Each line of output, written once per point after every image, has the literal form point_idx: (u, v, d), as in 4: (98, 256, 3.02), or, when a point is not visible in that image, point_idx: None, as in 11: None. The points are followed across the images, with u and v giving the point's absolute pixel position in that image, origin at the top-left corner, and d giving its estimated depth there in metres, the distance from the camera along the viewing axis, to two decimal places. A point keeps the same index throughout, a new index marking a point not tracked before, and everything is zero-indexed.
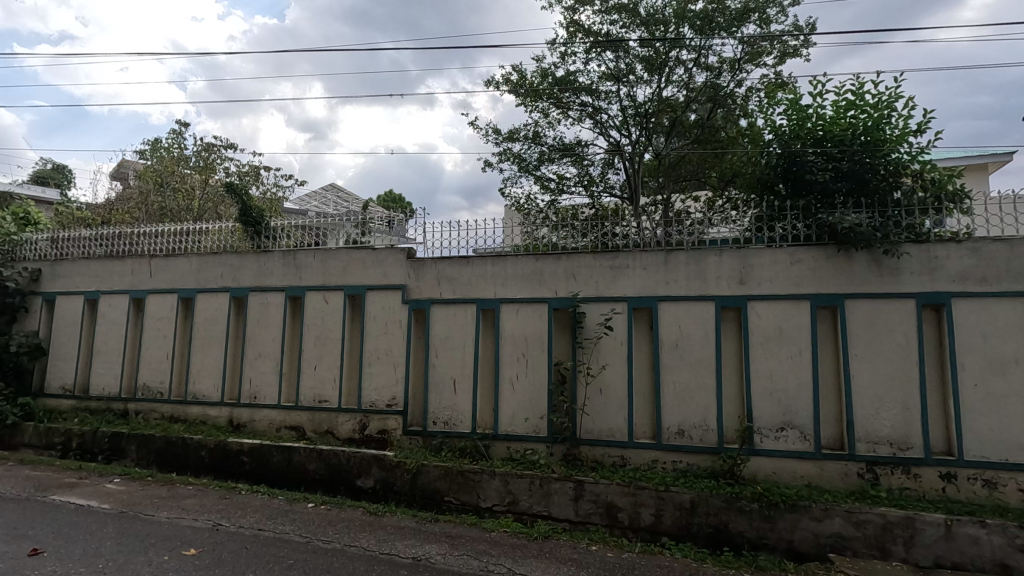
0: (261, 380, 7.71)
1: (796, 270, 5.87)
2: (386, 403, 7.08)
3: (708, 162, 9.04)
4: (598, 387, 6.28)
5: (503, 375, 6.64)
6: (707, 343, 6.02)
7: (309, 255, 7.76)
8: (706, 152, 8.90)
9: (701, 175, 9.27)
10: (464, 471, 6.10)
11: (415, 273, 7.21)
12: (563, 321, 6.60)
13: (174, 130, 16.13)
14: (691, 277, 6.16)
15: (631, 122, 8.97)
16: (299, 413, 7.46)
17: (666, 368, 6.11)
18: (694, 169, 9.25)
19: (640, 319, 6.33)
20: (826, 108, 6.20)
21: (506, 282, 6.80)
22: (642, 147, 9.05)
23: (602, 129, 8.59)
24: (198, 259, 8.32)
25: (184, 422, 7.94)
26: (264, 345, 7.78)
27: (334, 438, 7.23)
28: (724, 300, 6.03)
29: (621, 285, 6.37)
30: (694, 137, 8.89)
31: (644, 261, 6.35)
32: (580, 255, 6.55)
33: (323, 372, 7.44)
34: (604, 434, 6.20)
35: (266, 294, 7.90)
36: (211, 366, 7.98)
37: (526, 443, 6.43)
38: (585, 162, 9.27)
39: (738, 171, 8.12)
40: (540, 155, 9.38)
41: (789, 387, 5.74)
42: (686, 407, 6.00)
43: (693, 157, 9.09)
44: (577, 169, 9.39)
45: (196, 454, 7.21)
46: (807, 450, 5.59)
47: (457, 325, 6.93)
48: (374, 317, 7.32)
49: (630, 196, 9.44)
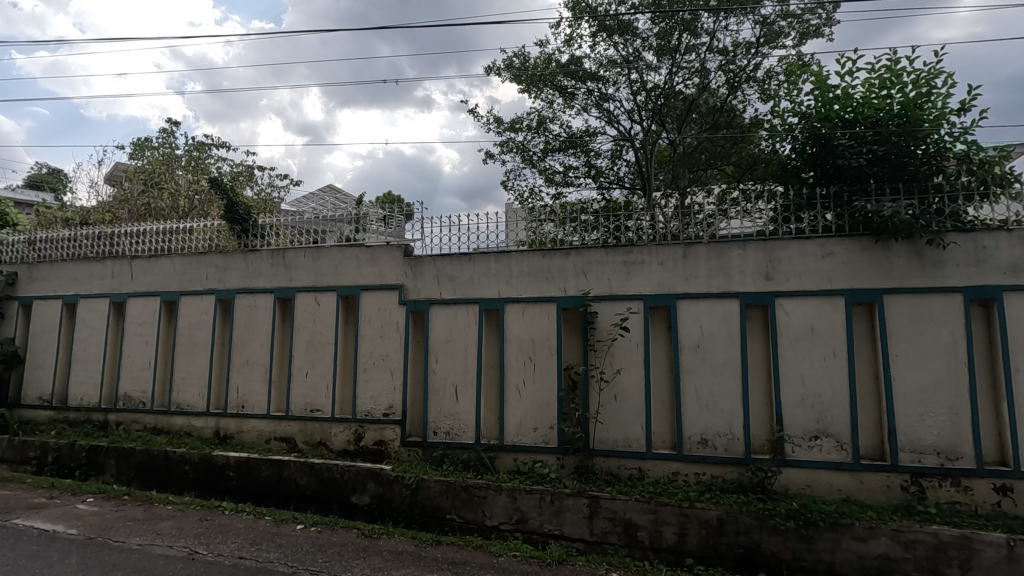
0: (249, 388, 7.20)
1: (828, 264, 5.38)
2: (383, 412, 6.58)
3: (727, 152, 8.62)
4: (613, 393, 5.78)
5: (509, 381, 6.14)
6: (731, 344, 5.53)
7: (299, 254, 7.26)
8: (726, 144, 8.49)
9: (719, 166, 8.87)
10: (467, 486, 5.62)
11: (412, 272, 6.71)
12: (573, 321, 6.11)
13: (164, 129, 15.66)
14: (713, 272, 5.67)
15: (643, 110, 8.49)
16: (290, 424, 6.95)
17: (687, 372, 5.62)
18: (711, 159, 8.83)
19: (657, 319, 5.85)
20: (857, 87, 5.72)
21: (511, 281, 6.30)
22: (656, 137, 8.59)
23: (610, 118, 8.11)
24: (182, 259, 7.82)
25: (167, 433, 7.43)
26: (252, 351, 7.27)
27: (327, 450, 6.74)
28: (750, 297, 5.54)
29: (636, 282, 5.88)
30: (710, 125, 8.41)
31: (661, 256, 5.85)
32: (591, 250, 6.06)
33: (315, 379, 6.93)
34: (620, 444, 5.70)
35: (254, 297, 7.39)
36: (196, 373, 7.47)
37: (534, 454, 5.93)
38: (591, 153, 8.80)
39: (762, 162, 7.76)
40: (544, 146, 8.89)
41: (823, 392, 5.24)
42: (710, 415, 5.50)
43: (712, 149, 8.69)
44: (583, 160, 8.91)
45: (179, 469, 6.73)
46: (844, 461, 5.10)
47: (458, 328, 6.43)
48: (369, 319, 6.82)
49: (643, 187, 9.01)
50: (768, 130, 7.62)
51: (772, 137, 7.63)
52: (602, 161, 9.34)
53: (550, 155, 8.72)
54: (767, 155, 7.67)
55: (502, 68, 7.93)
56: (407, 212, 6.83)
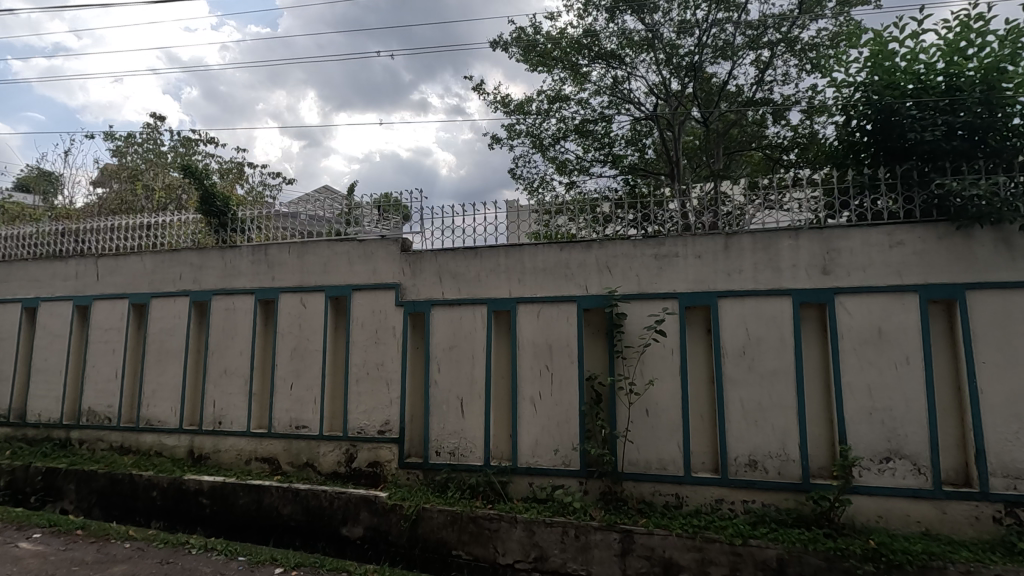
0: (226, 401, 6.38)
1: (898, 255, 4.60)
2: (378, 429, 5.77)
3: (759, 135, 8.21)
4: (644, 407, 4.99)
5: (522, 393, 5.34)
6: (783, 349, 4.74)
7: (283, 250, 6.45)
8: (759, 126, 8.06)
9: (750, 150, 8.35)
10: (476, 518, 4.83)
11: (410, 269, 5.92)
12: (597, 324, 5.33)
13: (149, 125, 14.87)
14: (760, 266, 4.90)
15: (666, 90, 7.85)
16: (272, 442, 6.14)
17: (731, 383, 4.83)
18: (742, 143, 8.38)
19: (694, 321, 5.07)
20: (926, 53, 4.97)
21: (524, 278, 5.51)
22: (683, 118, 7.98)
23: (629, 102, 7.44)
24: (153, 257, 7.01)
25: (135, 453, 6.61)
26: (231, 359, 6.45)
27: (315, 473, 5.93)
28: (804, 294, 4.75)
29: (670, 279, 5.10)
30: (740, 105, 7.89)
31: (698, 248, 5.07)
32: (616, 242, 5.28)
33: (301, 392, 6.12)
34: (653, 466, 4.91)
35: (233, 298, 6.58)
36: (167, 385, 6.65)
37: (554, 478, 5.13)
38: (605, 141, 8.19)
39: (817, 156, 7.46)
40: (554, 132, 8.12)
41: (894, 406, 4.45)
42: (759, 432, 4.71)
43: (743, 132, 8.34)
44: (597, 149, 8.27)
45: (147, 495, 5.94)
46: (922, 487, 4.31)
47: (463, 333, 5.63)
48: (361, 324, 6.02)
49: (672, 175, 8.46)
50: (823, 119, 7.26)
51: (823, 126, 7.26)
52: (620, 146, 8.72)
53: (560, 140, 7.95)
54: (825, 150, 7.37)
55: (510, 42, 7.17)
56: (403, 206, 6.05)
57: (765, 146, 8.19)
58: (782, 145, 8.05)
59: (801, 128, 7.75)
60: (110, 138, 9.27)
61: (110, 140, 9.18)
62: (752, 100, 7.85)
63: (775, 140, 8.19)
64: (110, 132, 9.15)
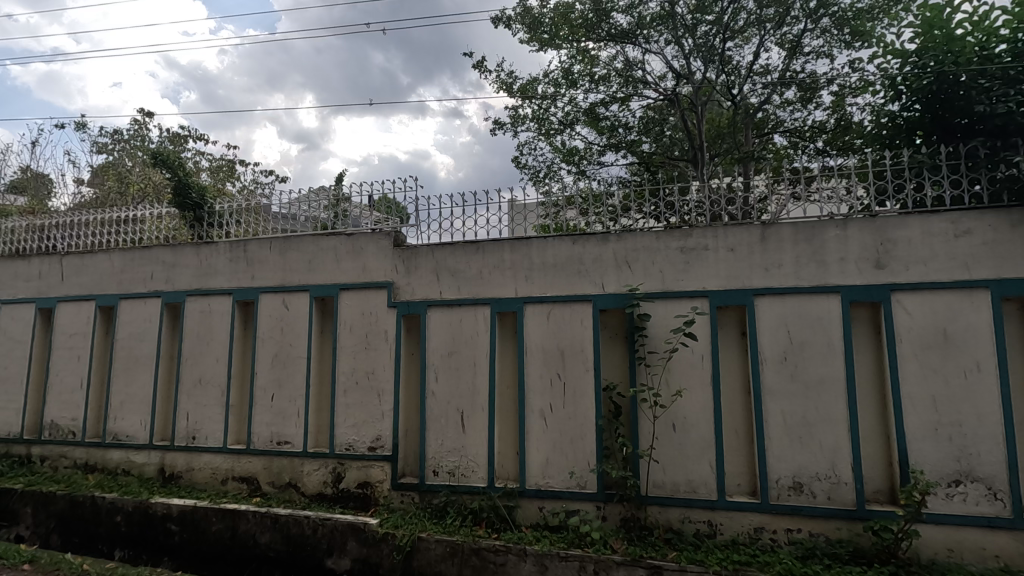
0: (200, 414, 5.75)
1: (964, 246, 3.99)
2: (368, 446, 5.15)
3: (777, 122, 8.06)
4: (671, 422, 4.37)
5: (530, 406, 4.72)
6: (831, 355, 4.13)
7: (263, 247, 5.83)
8: (786, 109, 7.69)
9: (777, 132, 8.05)
10: (479, 550, 4.22)
11: (404, 266, 5.30)
12: (615, 327, 4.72)
13: (136, 121, 14.26)
14: (803, 260, 4.29)
15: (682, 73, 7.50)
16: (251, 460, 5.51)
17: (770, 394, 4.22)
18: (762, 129, 8.15)
19: (726, 323, 4.46)
20: (994, 15, 4.40)
21: (531, 276, 4.90)
22: (706, 97, 7.64)
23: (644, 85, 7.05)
24: (122, 255, 6.37)
25: (101, 471, 5.98)
26: (206, 367, 5.82)
27: (298, 495, 5.30)
28: (855, 292, 4.14)
29: (699, 275, 4.49)
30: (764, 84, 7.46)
31: (731, 240, 4.47)
32: (636, 234, 4.68)
33: (283, 404, 5.50)
34: (681, 490, 4.30)
35: (208, 300, 5.95)
36: (136, 396, 6.02)
37: (567, 502, 4.51)
38: (615, 135, 7.99)
39: (850, 139, 7.22)
40: (562, 118, 7.63)
41: (964, 421, 3.84)
42: (805, 450, 4.10)
43: (771, 114, 8.05)
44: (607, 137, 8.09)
45: (110, 520, 5.32)
46: (999, 516, 3.70)
47: (464, 337, 5.01)
48: (349, 327, 5.39)
49: (694, 161, 8.22)
50: (858, 96, 6.95)
51: (859, 107, 6.96)
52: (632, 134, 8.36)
53: (570, 126, 7.54)
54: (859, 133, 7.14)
55: (514, 18, 6.81)
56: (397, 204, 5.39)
57: (794, 130, 7.84)
58: (814, 124, 7.76)
59: (835, 108, 7.44)
60: (82, 128, 8.62)
61: (81, 130, 8.52)
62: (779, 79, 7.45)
63: (804, 122, 7.92)
64: (81, 121, 8.48)
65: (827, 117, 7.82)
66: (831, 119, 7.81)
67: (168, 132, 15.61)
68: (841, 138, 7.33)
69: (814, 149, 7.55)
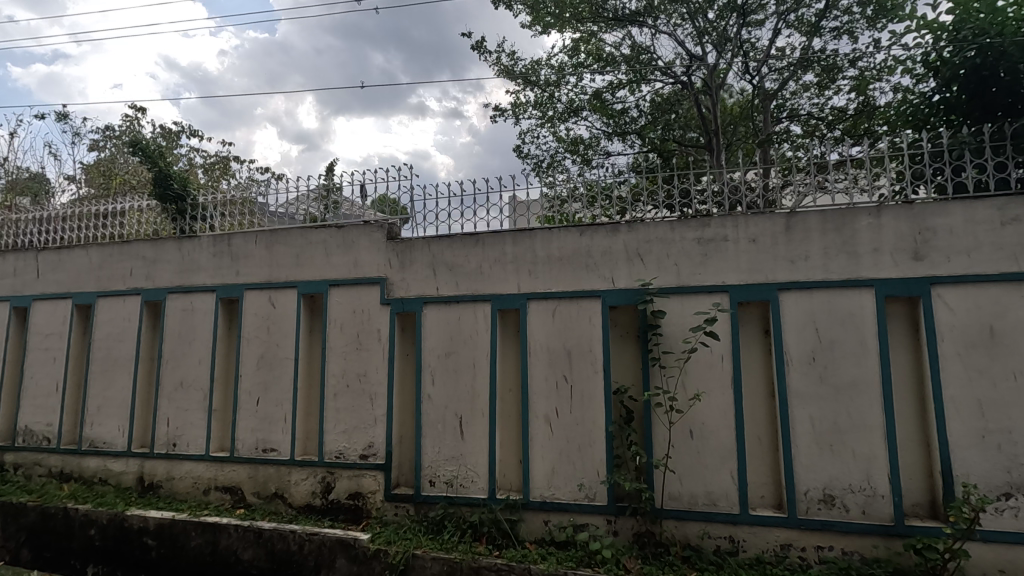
0: (182, 420, 5.39)
1: (1012, 235, 3.63)
2: (360, 454, 4.79)
3: (794, 109, 7.89)
4: (688, 429, 4.00)
5: (534, 411, 4.36)
6: (865, 356, 3.77)
7: (249, 241, 5.47)
8: (807, 95, 7.55)
9: (796, 118, 7.90)
10: (479, 569, 3.87)
11: (398, 260, 4.94)
12: (626, 325, 4.36)
13: (129, 118, 13.94)
14: (832, 251, 3.92)
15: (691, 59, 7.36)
16: (235, 468, 5.15)
17: (798, 398, 3.85)
18: (780, 115, 7.97)
19: (747, 320, 4.09)
20: None
21: (535, 270, 4.53)
22: (719, 78, 7.44)
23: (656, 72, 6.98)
24: (100, 251, 6.01)
25: (77, 480, 5.63)
26: (187, 370, 5.46)
27: (285, 506, 4.94)
28: (891, 286, 3.77)
29: (717, 269, 4.12)
30: (783, 67, 7.28)
31: (753, 230, 4.11)
32: (649, 224, 4.32)
33: (269, 408, 5.13)
34: (700, 502, 3.94)
35: (190, 297, 5.59)
36: (114, 400, 5.65)
37: (575, 516, 4.15)
38: (618, 119, 8.07)
39: (872, 125, 7.10)
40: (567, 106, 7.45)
41: (1015, 428, 3.48)
42: (837, 460, 3.74)
43: (788, 101, 7.89)
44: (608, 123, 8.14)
45: (83, 534, 4.97)
46: None
47: (462, 336, 4.64)
48: (340, 326, 5.03)
49: (709, 147, 7.98)
50: (883, 79, 6.79)
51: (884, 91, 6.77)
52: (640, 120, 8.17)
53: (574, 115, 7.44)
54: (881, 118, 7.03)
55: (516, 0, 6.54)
56: (395, 207, 5.08)
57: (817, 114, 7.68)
58: (837, 109, 7.61)
59: (858, 91, 7.28)
60: (64, 120, 8.27)
61: (63, 122, 8.15)
62: (800, 60, 7.29)
63: (825, 108, 7.80)
64: (63, 112, 8.13)
65: (849, 102, 7.67)
66: (853, 103, 7.66)
67: (162, 128, 15.27)
68: (864, 124, 7.22)
69: (834, 136, 7.41)
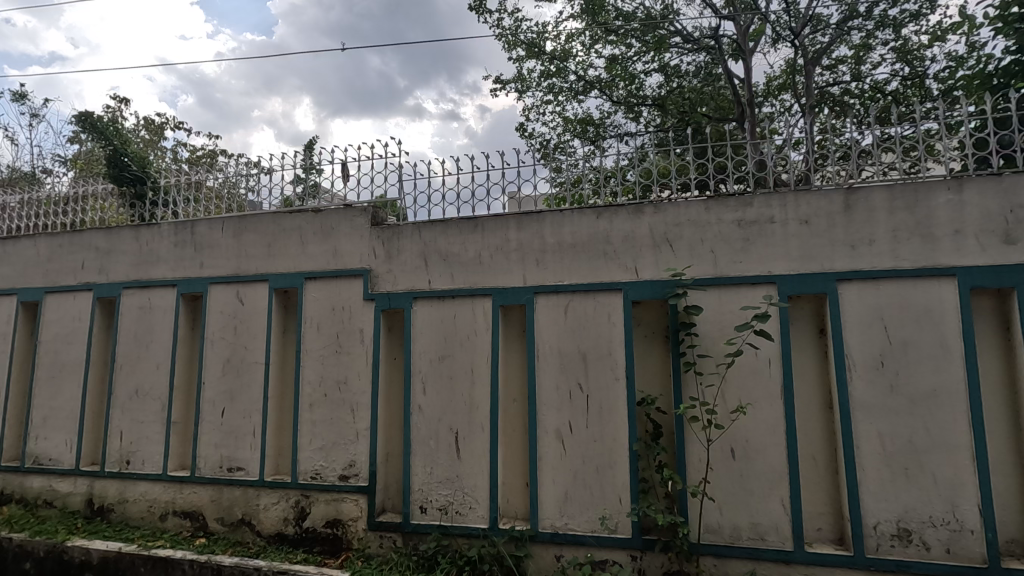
0: (137, 433, 4.70)
1: None
2: (339, 475, 4.11)
3: (833, 86, 7.68)
4: (731, 448, 3.34)
5: (544, 425, 3.68)
6: (945, 360, 3.11)
7: (215, 228, 4.79)
8: (846, 68, 7.32)
9: (837, 93, 7.65)
10: None
11: (385, 248, 4.27)
12: (652, 324, 3.69)
13: (111, 108, 13.24)
14: (902, 233, 3.26)
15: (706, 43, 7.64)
16: (196, 490, 4.46)
17: (864, 411, 3.19)
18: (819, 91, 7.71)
19: (798, 317, 3.43)
20: None
21: (543, 259, 3.86)
22: (750, 41, 7.31)
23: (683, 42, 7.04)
24: (49, 241, 5.31)
25: (20, 503, 4.93)
26: (143, 376, 4.77)
27: (252, 535, 4.25)
28: (977, 275, 3.11)
29: (762, 257, 3.46)
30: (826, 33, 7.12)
31: (804, 210, 3.44)
32: (679, 204, 3.66)
33: (235, 421, 4.45)
34: (745, 536, 3.27)
35: (148, 293, 4.90)
36: (61, 411, 4.95)
37: (593, 552, 3.48)
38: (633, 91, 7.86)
39: (923, 95, 6.98)
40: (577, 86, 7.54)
41: None
42: (912, 487, 3.08)
43: (827, 78, 7.68)
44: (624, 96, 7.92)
45: (18, 569, 4.28)
46: None
47: (459, 337, 3.97)
48: (316, 325, 4.35)
49: (741, 120, 7.71)
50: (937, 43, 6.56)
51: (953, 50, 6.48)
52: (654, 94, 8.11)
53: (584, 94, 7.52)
54: (934, 87, 6.93)
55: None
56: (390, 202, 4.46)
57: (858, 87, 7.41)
58: (878, 83, 7.40)
59: (902, 62, 7.19)
60: (24, 101, 7.57)
61: (22, 103, 7.47)
62: (843, 21, 7.04)
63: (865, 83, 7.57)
64: (22, 93, 7.43)
65: (889, 76, 7.58)
66: (895, 77, 7.50)
67: (145, 119, 14.62)
68: (923, 90, 7.17)
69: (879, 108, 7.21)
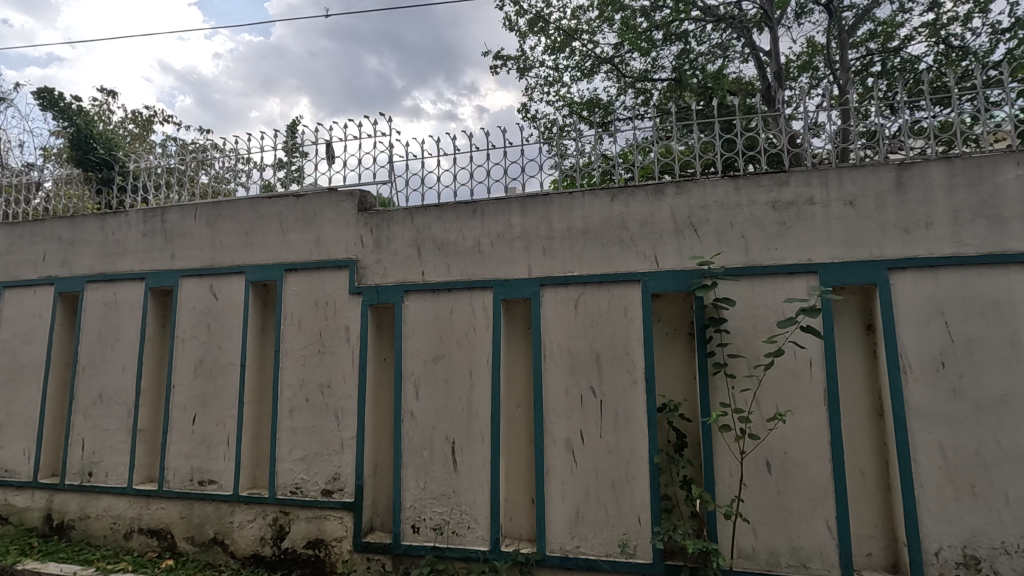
0: (100, 443, 4.26)
1: None
2: (322, 489, 3.68)
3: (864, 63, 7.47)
4: (768, 462, 2.91)
5: (551, 434, 3.25)
6: (1017, 360, 2.70)
7: (188, 215, 4.35)
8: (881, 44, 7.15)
9: (868, 67, 7.49)
10: None
11: (373, 236, 3.83)
12: (674, 320, 3.27)
13: (100, 100, 12.86)
14: (965, 215, 2.84)
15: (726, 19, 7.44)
16: (163, 507, 4.02)
17: (922, 419, 2.77)
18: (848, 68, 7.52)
19: (843, 312, 3.01)
20: None
21: (551, 247, 3.44)
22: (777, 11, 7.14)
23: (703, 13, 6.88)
24: (8, 231, 4.85)
25: None
26: (108, 380, 4.32)
27: (225, 557, 3.82)
28: None
29: (801, 243, 3.03)
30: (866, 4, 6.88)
31: (850, 189, 3.02)
32: (705, 183, 3.23)
33: (207, 429, 4.01)
34: (785, 563, 2.85)
35: (115, 287, 4.45)
36: (18, 419, 4.50)
37: None
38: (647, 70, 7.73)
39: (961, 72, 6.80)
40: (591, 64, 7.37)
41: None
42: (980, 507, 2.66)
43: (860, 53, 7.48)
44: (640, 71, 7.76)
45: None
46: None
47: (455, 335, 3.54)
48: (298, 322, 3.91)
49: (767, 97, 7.53)
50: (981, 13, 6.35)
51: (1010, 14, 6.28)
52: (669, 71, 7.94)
53: (596, 71, 7.37)
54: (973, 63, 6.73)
55: None
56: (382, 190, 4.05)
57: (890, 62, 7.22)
58: (909, 58, 7.22)
59: (934, 37, 7.07)
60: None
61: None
62: None
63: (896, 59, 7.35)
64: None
65: (921, 52, 7.38)
66: (929, 53, 7.27)
67: (132, 112, 14.14)
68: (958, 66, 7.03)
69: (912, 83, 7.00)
